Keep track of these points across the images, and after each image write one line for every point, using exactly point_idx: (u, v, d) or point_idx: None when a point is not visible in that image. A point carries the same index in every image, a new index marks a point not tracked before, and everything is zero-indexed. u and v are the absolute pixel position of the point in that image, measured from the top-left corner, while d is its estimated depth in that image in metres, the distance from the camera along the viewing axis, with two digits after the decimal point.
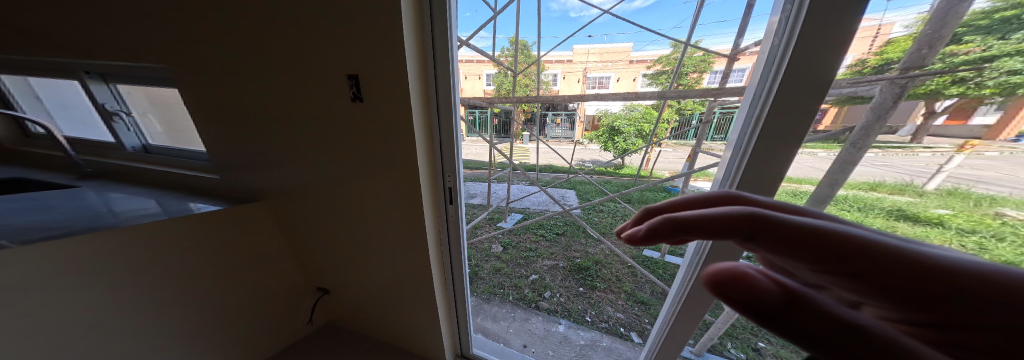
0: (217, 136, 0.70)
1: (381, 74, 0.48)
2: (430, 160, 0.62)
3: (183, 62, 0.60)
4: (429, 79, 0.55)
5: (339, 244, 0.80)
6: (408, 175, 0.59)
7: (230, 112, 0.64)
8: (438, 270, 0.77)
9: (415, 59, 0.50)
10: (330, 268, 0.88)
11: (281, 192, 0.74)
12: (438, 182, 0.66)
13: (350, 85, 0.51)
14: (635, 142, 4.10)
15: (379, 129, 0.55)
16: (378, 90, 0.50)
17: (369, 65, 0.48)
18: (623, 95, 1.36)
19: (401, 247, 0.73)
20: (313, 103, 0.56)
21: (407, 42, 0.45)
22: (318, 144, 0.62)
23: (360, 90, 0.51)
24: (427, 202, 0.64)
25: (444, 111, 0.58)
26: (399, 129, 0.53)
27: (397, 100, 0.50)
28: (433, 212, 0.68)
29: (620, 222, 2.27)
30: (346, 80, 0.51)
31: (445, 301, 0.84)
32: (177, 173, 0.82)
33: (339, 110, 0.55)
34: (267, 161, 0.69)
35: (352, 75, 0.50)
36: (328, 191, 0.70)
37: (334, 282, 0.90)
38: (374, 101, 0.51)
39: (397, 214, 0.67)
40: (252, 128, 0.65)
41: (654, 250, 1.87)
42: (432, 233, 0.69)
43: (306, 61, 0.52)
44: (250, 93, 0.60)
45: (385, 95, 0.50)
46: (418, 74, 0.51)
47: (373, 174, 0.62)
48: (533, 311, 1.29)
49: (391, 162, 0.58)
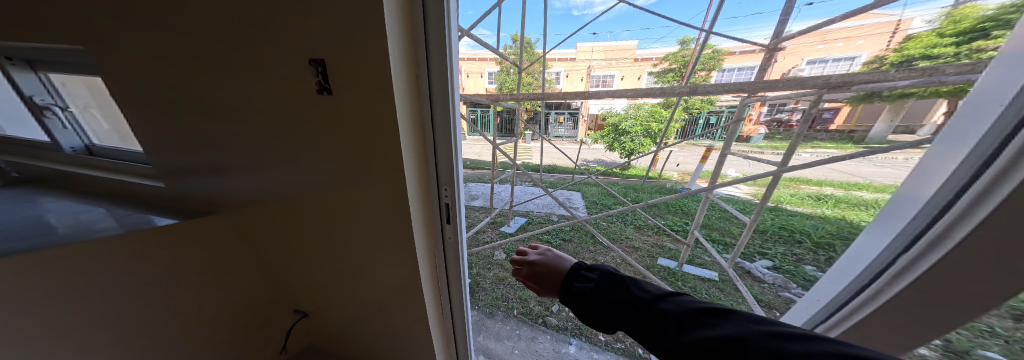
0: (169, 138, 0.59)
1: (354, 62, 0.37)
2: (423, 172, 0.51)
3: (119, 50, 0.49)
4: (421, 72, 0.43)
5: (320, 262, 0.70)
6: (394, 189, 0.48)
7: (183, 111, 0.53)
8: (431, 295, 0.67)
9: (403, 45, 0.38)
10: (311, 288, 0.77)
11: (250, 204, 0.64)
12: (434, 197, 0.55)
13: (316, 72, 0.40)
14: (643, 142, 3.96)
15: (358, 132, 0.44)
16: (352, 83, 0.39)
17: (339, 52, 0.37)
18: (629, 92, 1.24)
19: (391, 268, 0.63)
20: (277, 100, 0.46)
21: (390, 22, 0.34)
22: (288, 149, 0.52)
23: (328, 79, 0.40)
24: (418, 222, 0.54)
25: (440, 113, 0.46)
26: (382, 134, 0.42)
27: (376, 97, 0.39)
28: (426, 232, 0.58)
29: (631, 227, 2.16)
30: (309, 67, 0.39)
31: (440, 327, 0.74)
32: (123, 180, 0.71)
33: (307, 108, 0.45)
34: (231, 170, 0.59)
35: (317, 60, 0.39)
36: (304, 203, 0.60)
37: (316, 303, 0.80)
38: (348, 97, 0.40)
39: (385, 232, 0.57)
40: (211, 130, 0.54)
41: (671, 258, 1.78)
42: (425, 255, 0.59)
43: (261, 47, 0.41)
44: (200, 86, 0.49)
45: (361, 91, 0.39)
46: (406, 66, 0.40)
47: (355, 186, 0.52)
48: (541, 329, 1.17)
49: (375, 172, 0.48)
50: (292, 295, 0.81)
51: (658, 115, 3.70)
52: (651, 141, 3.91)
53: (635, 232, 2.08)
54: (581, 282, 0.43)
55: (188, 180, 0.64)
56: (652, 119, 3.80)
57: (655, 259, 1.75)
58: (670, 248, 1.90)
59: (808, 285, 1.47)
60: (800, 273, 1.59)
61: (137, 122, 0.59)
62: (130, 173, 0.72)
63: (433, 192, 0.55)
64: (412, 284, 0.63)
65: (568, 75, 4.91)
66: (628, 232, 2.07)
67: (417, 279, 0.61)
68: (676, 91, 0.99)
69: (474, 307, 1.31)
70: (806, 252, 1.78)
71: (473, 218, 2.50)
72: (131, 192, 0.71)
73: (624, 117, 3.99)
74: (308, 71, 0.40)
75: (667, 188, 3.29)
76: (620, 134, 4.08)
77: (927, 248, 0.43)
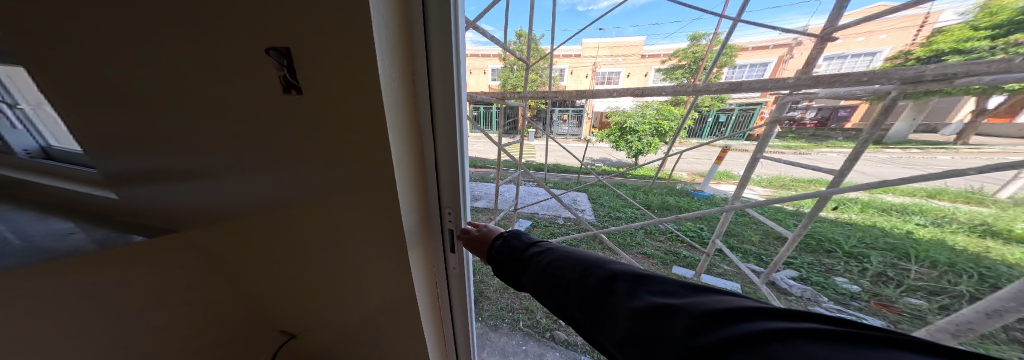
0: (128, 144, 0.52)
1: (327, 56, 0.30)
2: (423, 197, 0.51)
3: (51, 39, 0.41)
4: (421, 98, 0.41)
5: (311, 277, 0.64)
6: (388, 206, 0.43)
7: (137, 112, 0.47)
8: (430, 314, 0.65)
9: (399, 65, 0.35)
10: (300, 304, 0.71)
11: (227, 215, 0.58)
12: (435, 223, 0.56)
13: (280, 65, 0.33)
14: (651, 141, 3.81)
15: (337, 138, 0.38)
16: (326, 82, 0.33)
17: (307, 41, 0.30)
18: (639, 90, 1.16)
19: (384, 285, 0.58)
20: (242, 98, 0.39)
21: (386, 45, 0.31)
22: (262, 154, 0.46)
23: (297, 74, 0.33)
24: (420, 249, 0.54)
25: (444, 144, 0.46)
26: (367, 147, 0.37)
27: (361, 105, 0.33)
28: (427, 251, 0.58)
29: (641, 233, 2.09)
30: (269, 58, 0.32)
31: (439, 343, 0.72)
32: (72, 190, 0.63)
33: (276, 108, 0.38)
34: (202, 178, 0.53)
35: (280, 49, 0.31)
36: (286, 214, 0.54)
37: (307, 319, 0.74)
38: (326, 99, 0.34)
39: (376, 248, 0.52)
40: (173, 133, 0.48)
41: (686, 267, 1.74)
42: (425, 276, 0.58)
43: (216, 36, 0.34)
44: (154, 82, 0.42)
45: (340, 90, 0.33)
46: (403, 85, 0.37)
47: (338, 198, 0.46)
48: (548, 345, 1.11)
49: (360, 184, 0.42)
50: (277, 315, 0.77)
51: (667, 113, 3.61)
52: (660, 140, 3.80)
53: (646, 238, 2.02)
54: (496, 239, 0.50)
55: (154, 188, 0.58)
56: (661, 117, 3.71)
57: (670, 268, 1.71)
58: (686, 255, 1.85)
59: (840, 299, 1.46)
60: (830, 285, 1.56)
61: (87, 124, 0.51)
62: (81, 182, 0.64)
63: (435, 214, 0.54)
64: (408, 303, 0.58)
65: (572, 73, 4.79)
66: (638, 238, 2.01)
67: (411, 298, 0.56)
68: (713, 89, 0.90)
69: (477, 318, 1.24)
70: (836, 263, 1.76)
71: (476, 219, 2.43)
72: (90, 201, 0.64)
73: (631, 115, 3.86)
74: (269, 65, 0.33)
75: (676, 190, 3.19)
76: (627, 132, 3.93)
77: None
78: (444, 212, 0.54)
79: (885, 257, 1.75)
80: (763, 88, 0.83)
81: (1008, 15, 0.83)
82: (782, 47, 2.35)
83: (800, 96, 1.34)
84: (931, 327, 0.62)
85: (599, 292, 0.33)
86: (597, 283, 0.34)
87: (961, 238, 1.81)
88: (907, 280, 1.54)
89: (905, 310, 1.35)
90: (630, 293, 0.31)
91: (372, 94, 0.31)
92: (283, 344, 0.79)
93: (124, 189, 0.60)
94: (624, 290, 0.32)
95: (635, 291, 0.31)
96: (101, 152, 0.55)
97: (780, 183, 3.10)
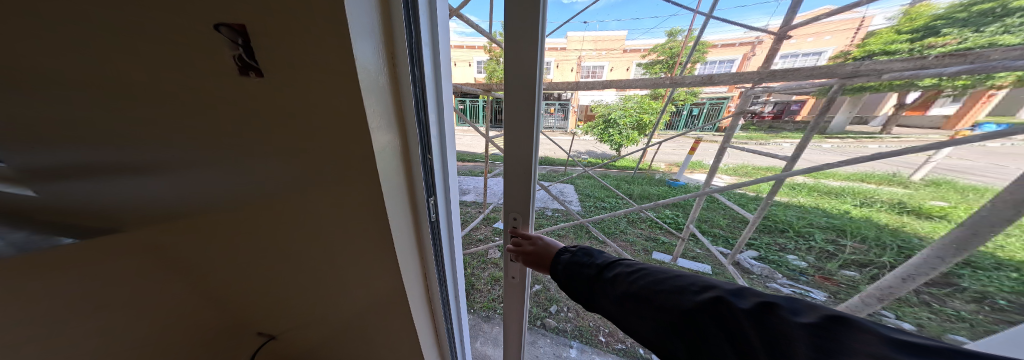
0: (50, 138, 0.46)
1: (291, 34, 0.28)
2: (409, 187, 0.50)
3: None
4: (403, 83, 0.40)
5: (292, 277, 0.62)
6: (371, 198, 0.42)
7: (58, 98, 0.40)
8: (422, 305, 0.65)
9: (379, 48, 0.34)
10: (284, 303, 0.69)
11: (196, 209, 0.55)
12: (422, 212, 0.55)
13: (234, 44, 0.30)
14: (631, 134, 4.00)
15: (310, 126, 0.36)
16: (292, 63, 0.31)
17: (268, 19, 0.28)
18: (623, 84, 1.18)
19: (369, 280, 0.56)
20: (194, 82, 0.35)
21: (362, 24, 0.29)
22: (225, 145, 0.42)
23: (256, 54, 0.30)
24: (408, 240, 0.53)
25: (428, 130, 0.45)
26: (343, 136, 0.35)
27: (334, 89, 0.31)
28: (417, 242, 0.57)
29: (625, 221, 2.25)
30: (221, 35, 0.29)
31: (432, 333, 0.73)
32: None
33: (234, 93, 0.35)
34: (156, 171, 0.48)
35: (233, 26, 0.29)
36: (258, 209, 0.51)
37: (294, 319, 0.72)
38: (294, 82, 0.32)
39: (359, 242, 0.50)
40: (111, 123, 0.42)
41: (664, 252, 1.88)
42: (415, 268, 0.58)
43: (157, 11, 0.30)
44: (72, 62, 0.36)
45: (310, 74, 0.31)
46: (385, 71, 0.36)
47: (315, 191, 0.44)
48: (539, 332, 1.33)
49: (339, 177, 0.41)
50: (253, 314, 0.74)
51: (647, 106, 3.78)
52: (640, 133, 3.99)
53: (629, 226, 2.17)
54: (561, 254, 0.52)
55: (95, 184, 0.52)
56: (642, 111, 3.82)
57: (650, 254, 1.84)
58: (664, 240, 2.00)
59: (792, 274, 1.68)
60: (783, 262, 1.80)
61: None
62: None
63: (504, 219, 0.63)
64: (397, 296, 0.58)
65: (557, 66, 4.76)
66: (622, 226, 2.15)
67: (399, 291, 0.56)
68: (688, 82, 0.96)
69: (470, 310, 1.49)
70: (788, 242, 2.00)
71: (465, 214, 2.44)
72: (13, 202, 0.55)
73: (614, 108, 3.99)
74: (221, 43, 0.30)
75: (656, 179, 3.40)
76: (611, 125, 4.09)
77: None
78: (510, 217, 0.62)
79: (828, 235, 2.01)
80: (731, 81, 0.93)
81: (923, 22, 0.92)
82: (748, 45, 2.53)
83: (760, 89, 1.50)
84: (864, 294, 0.79)
85: (711, 321, 0.31)
86: (750, 324, 0.29)
87: (884, 215, 2.12)
88: (843, 254, 1.80)
89: (842, 281, 1.59)
90: (819, 346, 0.24)
91: (347, 77, 0.30)
92: (261, 347, 0.78)
93: (54, 190, 0.53)
94: (802, 340, 0.25)
95: (826, 347, 0.24)
96: (13, 144, 0.47)
97: (744, 171, 3.40)
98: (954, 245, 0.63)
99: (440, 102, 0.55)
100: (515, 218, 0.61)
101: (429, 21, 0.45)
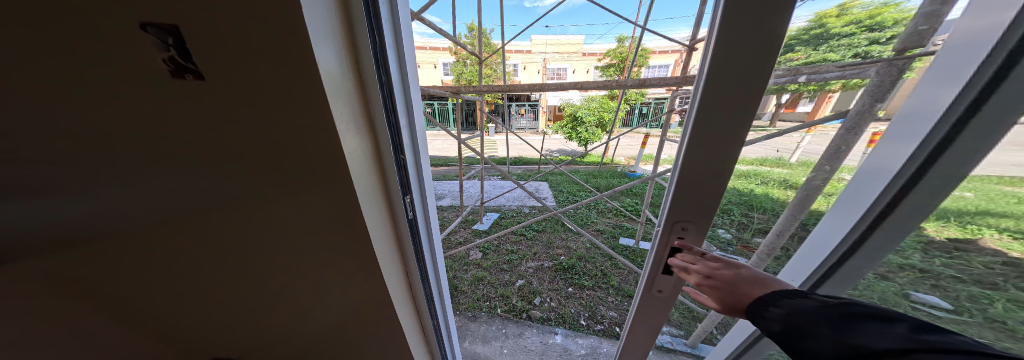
0: None
1: (243, 44, 0.28)
2: (384, 188, 0.50)
3: None
4: (368, 85, 0.40)
5: (256, 295, 0.58)
6: (344, 201, 0.42)
7: None
8: (406, 304, 0.66)
9: (342, 54, 0.35)
10: (247, 324, 0.64)
11: (112, 233, 0.47)
12: (399, 212, 0.56)
13: (164, 44, 0.28)
14: (595, 132, 4.37)
15: (268, 131, 0.35)
16: (246, 70, 0.30)
17: (210, 23, 0.27)
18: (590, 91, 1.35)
19: (345, 285, 0.56)
20: (119, 87, 0.32)
21: (322, 32, 0.30)
22: (155, 155, 0.38)
23: (191, 56, 0.29)
24: (386, 240, 0.54)
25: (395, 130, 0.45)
26: (307, 140, 0.35)
27: (296, 95, 0.31)
28: (395, 241, 0.58)
29: (595, 213, 2.54)
30: (146, 35, 0.28)
31: (418, 330, 0.74)
32: None
33: (175, 100, 0.33)
34: (54, 192, 0.41)
35: (162, 26, 0.27)
36: (203, 223, 0.46)
37: (262, 340, 0.67)
38: (249, 89, 0.32)
39: (331, 248, 0.50)
40: None
41: (628, 236, 2.15)
42: (395, 267, 0.59)
43: (62, 11, 0.27)
44: None
45: (269, 81, 0.31)
46: (350, 75, 0.37)
47: (280, 200, 0.43)
48: (526, 324, 1.41)
49: (306, 182, 0.40)
50: (206, 342, 0.67)
51: (608, 106, 4.18)
52: (603, 130, 4.38)
53: (599, 217, 2.45)
54: (791, 297, 0.40)
55: None
56: (603, 110, 4.24)
57: (617, 239, 2.09)
58: (628, 226, 2.28)
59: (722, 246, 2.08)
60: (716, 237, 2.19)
61: None
62: None
63: (665, 230, 0.54)
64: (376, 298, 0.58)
65: None
66: (594, 218, 2.42)
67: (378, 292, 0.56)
68: (630, 85, 1.16)
69: (456, 311, 1.51)
70: None
71: (444, 218, 2.44)
72: None
73: (579, 108, 4.33)
74: (150, 46, 0.28)
75: (619, 173, 3.80)
76: (578, 124, 4.40)
77: (871, 210, 0.54)
78: (676, 228, 0.53)
79: None
80: (664, 82, 1.17)
81: None
82: None
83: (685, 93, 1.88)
84: (758, 253, 0.97)
85: None
86: None
87: None
88: None
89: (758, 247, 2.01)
90: None
91: (310, 83, 0.30)
92: None
93: None
94: None
95: None
96: None
97: None
98: (798, 204, 0.82)
99: (409, 104, 0.54)
100: (685, 228, 0.52)
101: (392, 24, 0.46)
